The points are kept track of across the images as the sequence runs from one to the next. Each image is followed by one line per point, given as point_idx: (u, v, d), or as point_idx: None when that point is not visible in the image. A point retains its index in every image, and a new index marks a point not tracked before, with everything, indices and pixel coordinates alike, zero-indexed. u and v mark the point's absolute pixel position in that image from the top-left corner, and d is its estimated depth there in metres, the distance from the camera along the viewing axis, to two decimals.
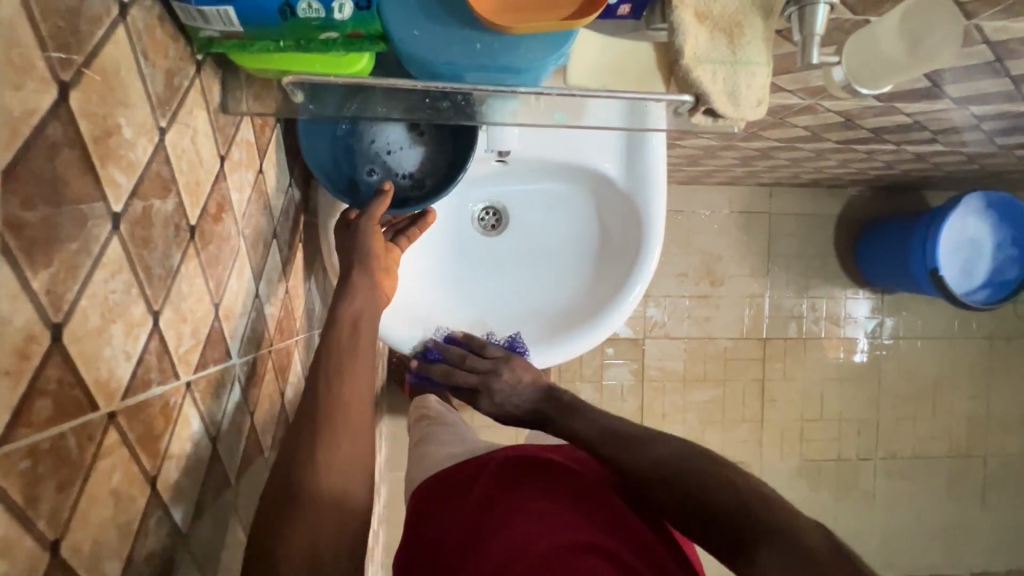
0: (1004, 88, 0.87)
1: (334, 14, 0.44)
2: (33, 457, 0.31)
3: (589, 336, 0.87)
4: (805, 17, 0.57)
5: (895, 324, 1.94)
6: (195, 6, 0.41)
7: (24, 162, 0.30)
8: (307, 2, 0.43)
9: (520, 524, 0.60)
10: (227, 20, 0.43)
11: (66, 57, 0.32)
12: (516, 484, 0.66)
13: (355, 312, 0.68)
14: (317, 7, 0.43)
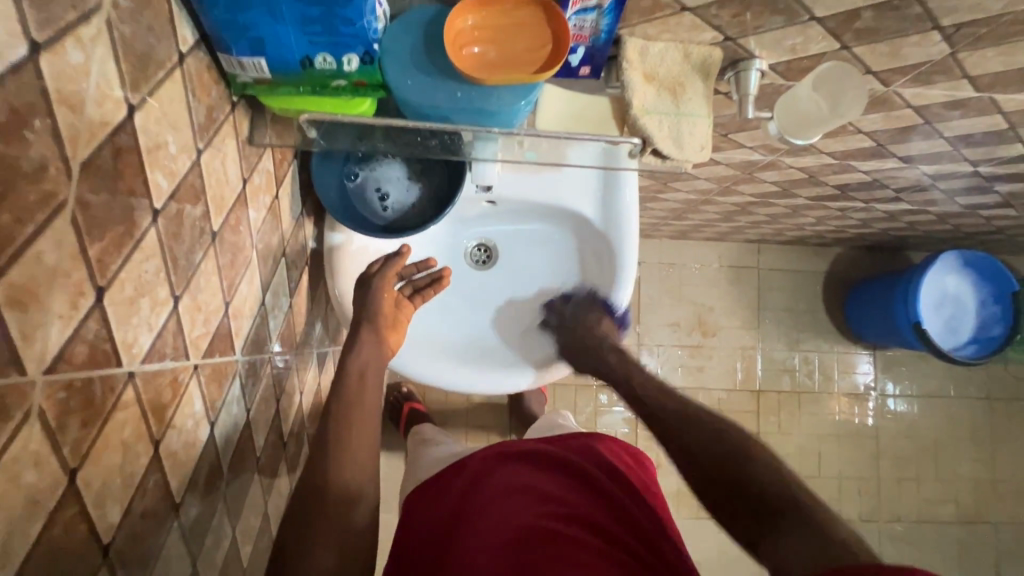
0: (943, 148, 0.97)
1: (344, 66, 0.56)
2: (67, 390, 0.38)
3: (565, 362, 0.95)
4: (740, 79, 0.68)
5: (896, 390, 1.94)
6: (237, 58, 0.53)
7: (96, 158, 0.39)
8: (323, 57, 0.55)
9: (500, 497, 0.63)
10: (260, 69, 0.54)
11: (137, 87, 0.43)
12: (498, 465, 0.70)
13: (361, 365, 0.79)
14: (331, 61, 0.55)
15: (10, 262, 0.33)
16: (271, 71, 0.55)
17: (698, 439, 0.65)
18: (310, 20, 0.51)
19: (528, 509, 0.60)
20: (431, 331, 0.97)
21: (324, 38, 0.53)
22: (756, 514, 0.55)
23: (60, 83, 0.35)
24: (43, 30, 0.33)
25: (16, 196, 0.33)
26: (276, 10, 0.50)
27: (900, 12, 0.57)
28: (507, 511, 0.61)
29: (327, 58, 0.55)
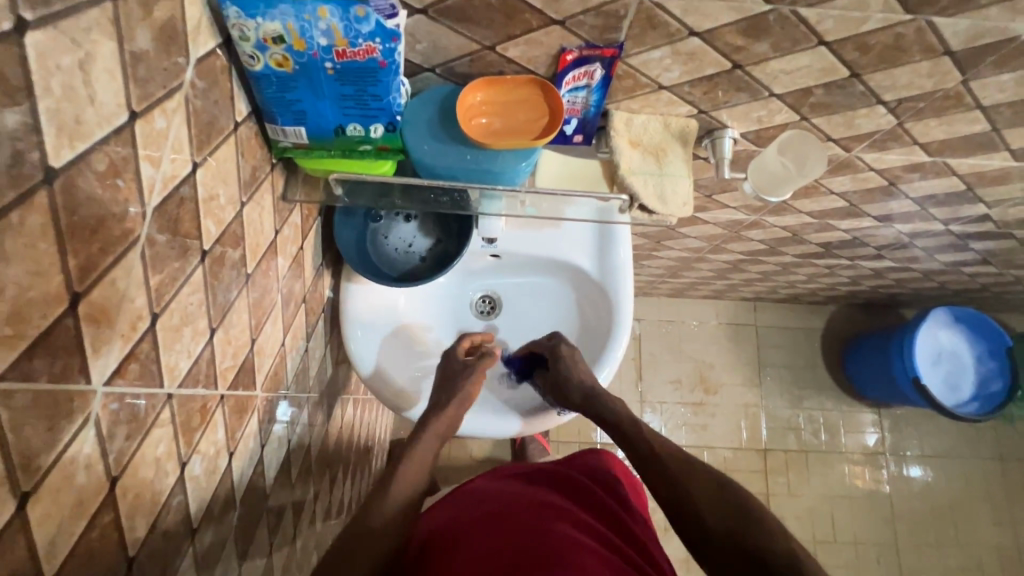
0: (912, 207, 1.05)
1: (371, 133, 0.66)
2: (119, 403, 0.43)
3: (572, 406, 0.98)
4: (716, 145, 0.78)
5: (918, 450, 1.91)
6: (281, 126, 0.62)
7: (165, 204, 0.47)
8: (354, 126, 0.65)
9: (512, 497, 0.72)
10: (299, 135, 0.64)
11: (201, 149, 0.52)
12: (507, 478, 0.80)
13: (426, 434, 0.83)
14: (360, 129, 0.66)
15: (92, 285, 0.39)
16: (308, 137, 0.65)
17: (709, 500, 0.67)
18: (345, 97, 0.61)
19: (541, 504, 0.69)
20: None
21: (356, 111, 0.63)
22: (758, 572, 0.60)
23: (146, 144, 0.44)
24: (139, 103, 0.42)
25: (104, 230, 0.40)
26: (318, 91, 0.60)
27: (846, 90, 0.67)
28: (526, 509, 0.68)
29: (357, 126, 0.65)
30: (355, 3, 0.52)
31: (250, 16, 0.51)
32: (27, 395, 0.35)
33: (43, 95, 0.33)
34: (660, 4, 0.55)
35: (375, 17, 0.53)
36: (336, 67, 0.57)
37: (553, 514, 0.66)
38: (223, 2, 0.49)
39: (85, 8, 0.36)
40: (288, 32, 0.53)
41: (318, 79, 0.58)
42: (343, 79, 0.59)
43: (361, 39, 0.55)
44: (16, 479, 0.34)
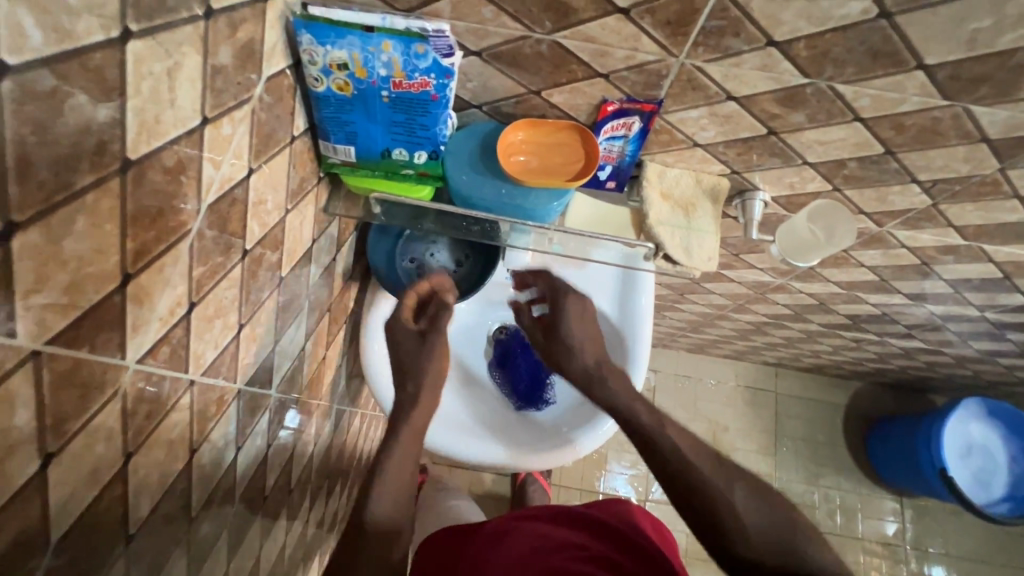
0: (946, 290, 1.03)
1: (415, 159, 0.70)
2: (146, 381, 0.46)
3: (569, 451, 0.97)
4: (746, 207, 0.79)
5: (937, 547, 1.79)
6: (333, 144, 0.67)
7: (218, 203, 0.51)
8: (399, 151, 0.69)
9: (526, 540, 0.71)
10: (349, 154, 0.68)
11: (258, 157, 0.56)
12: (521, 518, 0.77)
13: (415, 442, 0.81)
14: (405, 154, 0.69)
15: (142, 268, 0.42)
16: (357, 156, 0.69)
17: (759, 527, 0.61)
18: (396, 124, 0.65)
19: (558, 553, 0.68)
20: (467, 404, 1.02)
21: (404, 137, 0.67)
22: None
23: (212, 147, 0.48)
24: (211, 110, 0.46)
25: (162, 220, 0.43)
26: (371, 115, 0.64)
27: (880, 166, 0.68)
28: (541, 551, 0.68)
29: (403, 151, 0.69)
30: (417, 41, 0.56)
31: (320, 44, 0.56)
32: (69, 360, 0.37)
33: (131, 95, 0.37)
34: (701, 68, 0.57)
35: (433, 54, 0.57)
36: (391, 95, 0.62)
37: (570, 565, 0.65)
38: (299, 29, 0.54)
39: (180, 24, 0.40)
40: (352, 60, 0.57)
41: (374, 104, 0.62)
42: (396, 106, 0.63)
43: (417, 73, 0.59)
44: (46, 438, 0.36)
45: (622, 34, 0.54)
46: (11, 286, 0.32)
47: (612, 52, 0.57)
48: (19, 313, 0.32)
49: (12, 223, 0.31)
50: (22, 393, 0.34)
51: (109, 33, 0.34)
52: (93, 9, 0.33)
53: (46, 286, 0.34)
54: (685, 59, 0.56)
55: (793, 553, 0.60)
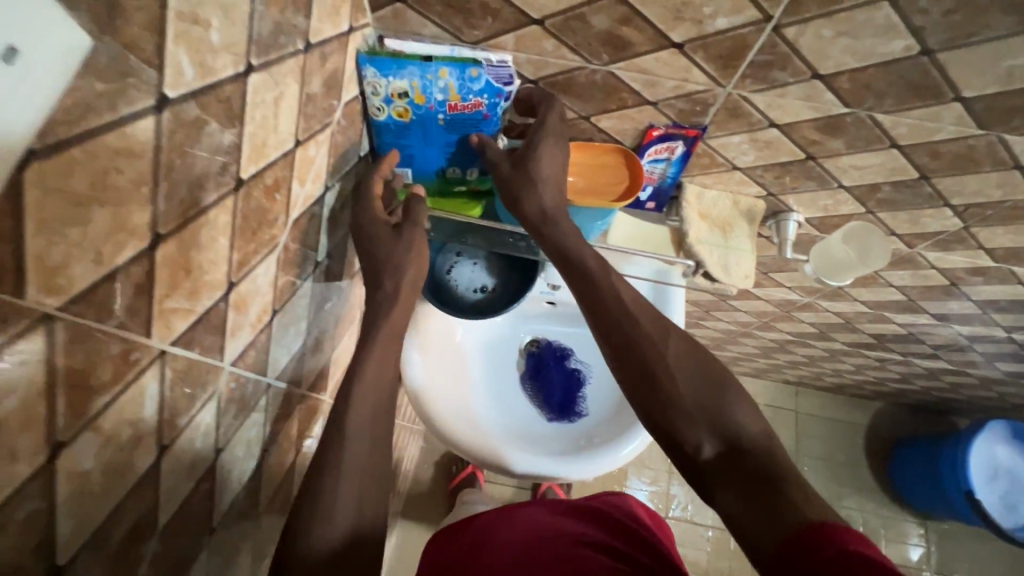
0: (973, 310, 1.05)
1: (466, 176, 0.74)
2: (237, 382, 0.49)
3: (558, 459, 0.97)
4: (781, 227, 0.82)
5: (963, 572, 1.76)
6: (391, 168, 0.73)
7: (300, 218, 0.55)
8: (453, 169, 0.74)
9: (526, 527, 0.74)
10: (405, 175, 0.74)
11: (332, 176, 0.60)
12: (522, 507, 0.80)
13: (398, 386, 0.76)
14: (458, 172, 0.74)
15: (243, 277, 0.46)
16: (414, 177, 0.75)
17: (693, 388, 0.53)
18: (450, 145, 0.69)
19: (561, 538, 0.69)
20: (465, 366, 1.05)
21: (457, 154, 0.71)
22: (759, 520, 0.44)
23: (300, 167, 0.52)
24: (302, 134, 0.50)
25: (260, 234, 0.47)
26: (428, 136, 0.68)
27: (914, 190, 0.71)
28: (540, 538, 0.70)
29: (456, 169, 0.74)
30: (470, 66, 0.59)
31: (383, 76, 0.60)
32: (185, 360, 0.41)
33: (248, 121, 0.42)
34: (746, 98, 0.61)
35: (485, 76, 0.60)
36: (447, 118, 0.64)
37: (571, 549, 0.66)
38: (364, 64, 0.59)
39: (287, 58, 0.45)
40: (411, 88, 0.61)
41: (431, 128, 0.66)
42: (451, 128, 0.66)
43: (470, 96, 0.62)
44: (162, 430, 0.40)
45: (674, 66, 0.58)
46: (153, 291, 0.35)
47: (663, 82, 0.61)
48: (155, 317, 0.36)
49: (158, 236, 0.35)
50: (151, 388, 0.38)
51: (238, 67, 0.38)
52: (229, 47, 0.37)
53: (175, 292, 0.38)
54: (732, 89, 0.60)
55: (718, 412, 0.51)
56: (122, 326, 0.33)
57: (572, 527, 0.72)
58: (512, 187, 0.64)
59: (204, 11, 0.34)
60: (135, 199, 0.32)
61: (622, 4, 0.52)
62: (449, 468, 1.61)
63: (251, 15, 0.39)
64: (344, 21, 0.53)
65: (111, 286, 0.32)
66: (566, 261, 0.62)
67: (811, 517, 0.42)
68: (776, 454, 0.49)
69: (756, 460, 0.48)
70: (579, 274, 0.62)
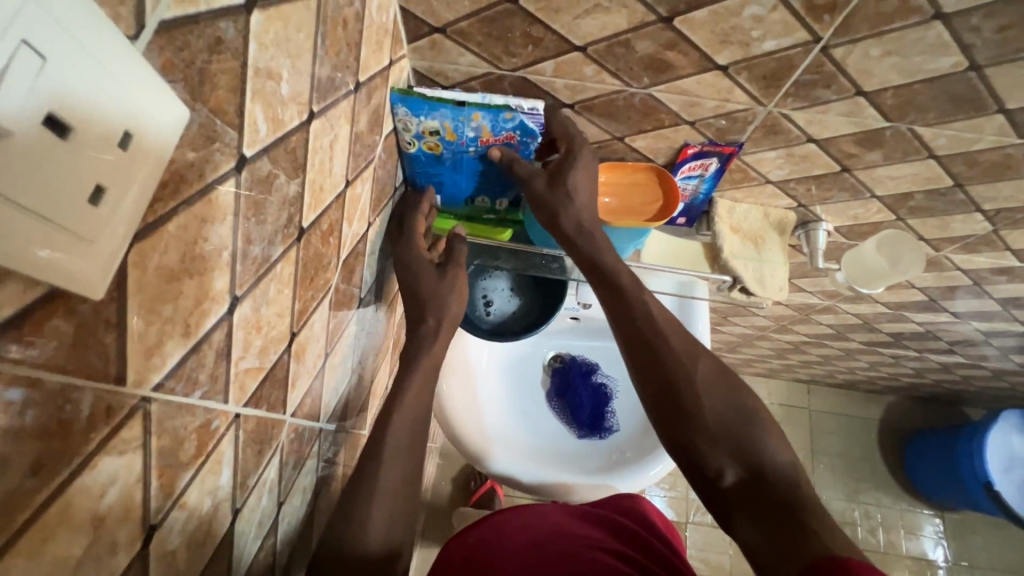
0: (993, 307, 1.05)
1: (496, 204, 0.74)
2: (295, 432, 0.48)
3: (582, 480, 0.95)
4: (810, 237, 0.82)
5: (981, 561, 1.77)
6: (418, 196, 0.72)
7: (348, 257, 0.53)
8: (482, 198, 0.73)
9: (540, 531, 0.72)
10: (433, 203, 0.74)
11: (374, 210, 0.59)
12: (533, 506, 0.79)
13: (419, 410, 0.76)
14: (487, 202, 0.73)
15: (302, 325, 0.45)
16: (442, 203, 0.74)
17: (718, 407, 0.50)
18: (479, 175, 0.68)
19: (571, 539, 0.68)
20: (487, 381, 1.02)
21: (486, 186, 0.71)
22: (779, 551, 0.40)
23: (349, 208, 0.51)
24: (351, 175, 0.49)
25: (316, 280, 0.46)
26: (457, 168, 0.68)
27: (947, 197, 0.71)
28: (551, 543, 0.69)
29: (485, 198, 0.73)
30: (504, 110, 0.59)
31: (415, 115, 0.60)
32: (254, 419, 0.39)
33: (309, 169, 0.41)
34: (787, 115, 0.61)
35: (518, 118, 0.60)
36: (478, 151, 0.64)
37: (583, 549, 0.65)
38: (396, 103, 0.58)
39: (340, 99, 0.44)
40: (443, 126, 0.61)
41: (460, 162, 0.66)
42: (481, 159, 0.66)
43: (502, 133, 0.62)
44: (235, 494, 0.38)
45: (716, 87, 0.58)
46: (231, 355, 0.34)
47: (703, 102, 0.60)
48: (233, 381, 0.35)
49: (236, 298, 0.33)
50: (227, 453, 0.36)
51: (302, 116, 0.38)
52: (296, 98, 0.36)
53: (248, 353, 0.36)
54: (773, 107, 0.60)
55: (745, 436, 0.48)
56: (204, 397, 0.32)
57: (585, 532, 0.71)
58: (548, 208, 0.61)
59: (276, 64, 0.33)
60: (217, 264, 0.31)
61: (669, 30, 0.52)
62: (468, 485, 1.59)
63: (314, 62, 0.38)
64: (385, 55, 0.53)
65: (196, 357, 0.30)
66: (591, 270, 0.60)
67: (835, 550, 0.38)
68: (802, 486, 0.46)
69: (781, 491, 0.45)
70: (601, 283, 0.59)
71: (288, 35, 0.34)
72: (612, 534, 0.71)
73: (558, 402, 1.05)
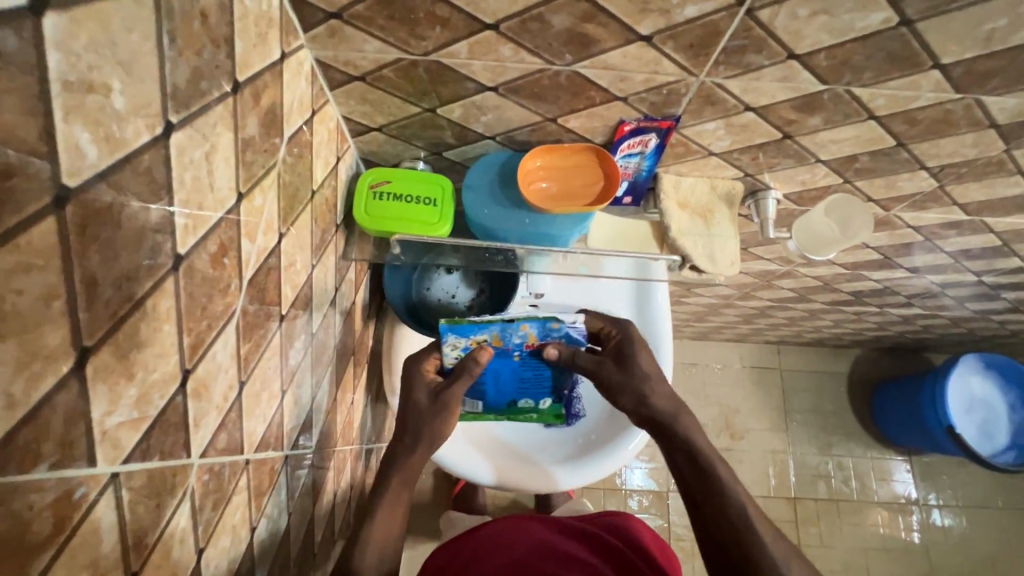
0: (946, 261, 1.06)
1: (540, 405, 0.77)
2: (210, 473, 0.44)
3: (588, 469, 0.95)
4: (760, 207, 0.80)
5: (948, 500, 1.84)
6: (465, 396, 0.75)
7: (258, 275, 0.49)
8: (526, 401, 0.77)
9: (528, 548, 0.71)
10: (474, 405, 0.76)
11: (287, 220, 0.54)
12: (517, 520, 0.78)
13: None
14: (530, 403, 0.77)
15: (198, 361, 0.40)
16: (483, 406, 0.76)
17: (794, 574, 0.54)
18: (523, 379, 0.74)
19: (562, 562, 0.67)
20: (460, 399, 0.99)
21: (528, 390, 0.75)
22: None
23: (249, 221, 0.46)
24: (245, 188, 0.45)
25: (211, 307, 0.42)
26: (500, 377, 0.74)
27: (891, 157, 0.69)
28: (540, 565, 0.67)
29: (528, 401, 0.77)
30: (551, 321, 0.70)
31: (463, 337, 0.69)
32: (144, 474, 0.35)
33: (178, 187, 0.36)
34: (720, 84, 0.58)
35: (564, 322, 0.70)
36: (522, 354, 0.71)
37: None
38: (446, 331, 0.69)
39: (213, 104, 0.39)
40: (491, 337, 0.70)
41: (504, 364, 0.72)
42: (525, 363, 0.72)
43: (549, 338, 0.71)
44: (130, 558, 0.35)
45: (643, 59, 0.54)
46: (90, 414, 0.30)
47: (632, 77, 0.57)
48: (99, 440, 0.31)
49: (85, 349, 0.29)
50: (107, 519, 0.32)
51: (153, 130, 0.33)
52: (139, 110, 0.31)
53: (118, 406, 0.32)
54: (705, 77, 0.56)
55: None
56: (56, 467, 0.28)
57: (569, 549, 0.71)
58: (634, 390, 0.67)
59: (99, 74, 0.28)
60: (48, 318, 0.26)
61: (583, 0, 0.47)
62: (448, 477, 1.57)
63: (161, 64, 0.33)
64: (274, 47, 0.47)
65: (30, 429, 0.26)
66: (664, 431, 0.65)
67: None
68: None
69: None
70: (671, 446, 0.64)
71: (113, 38, 0.29)
72: (602, 560, 0.71)
73: None
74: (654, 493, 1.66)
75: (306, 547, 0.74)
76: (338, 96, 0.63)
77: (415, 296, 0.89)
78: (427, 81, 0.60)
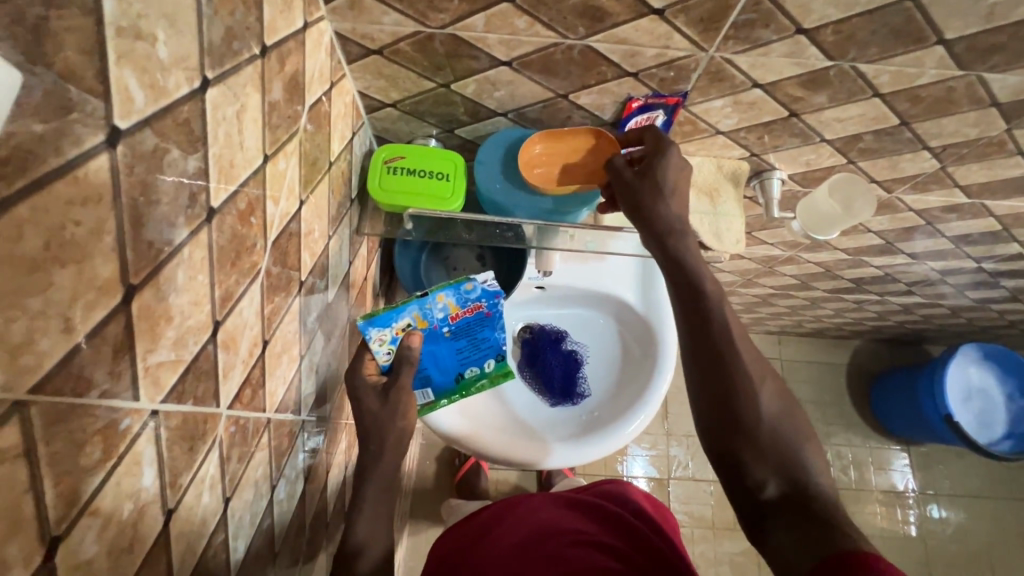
0: (946, 246, 1.08)
1: (486, 368, 0.78)
2: (236, 425, 0.46)
3: (580, 450, 0.95)
4: (765, 187, 0.82)
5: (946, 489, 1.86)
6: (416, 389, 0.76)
7: (280, 238, 0.51)
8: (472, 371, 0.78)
9: (530, 524, 0.73)
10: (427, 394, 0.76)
11: (307, 188, 0.56)
12: (520, 499, 0.80)
13: None
14: (477, 369, 0.78)
15: (227, 313, 0.42)
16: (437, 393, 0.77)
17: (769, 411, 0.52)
18: (462, 348, 0.76)
19: (558, 537, 0.69)
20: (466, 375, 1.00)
21: (470, 358, 0.77)
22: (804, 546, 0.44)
23: (273, 184, 0.48)
24: (270, 150, 0.46)
25: (240, 262, 0.43)
26: (439, 355, 0.75)
27: (894, 137, 0.71)
28: (542, 540, 0.69)
29: (473, 368, 0.78)
30: (463, 284, 0.73)
31: (385, 327, 0.70)
32: (180, 415, 0.37)
33: (212, 142, 0.37)
34: (730, 60, 0.59)
35: (476, 281, 0.74)
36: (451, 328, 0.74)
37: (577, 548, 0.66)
38: (365, 327, 0.69)
39: (243, 65, 0.40)
40: (413, 319, 0.71)
41: (439, 340, 0.74)
42: (457, 334, 0.74)
43: (468, 304, 0.74)
44: (166, 495, 0.37)
45: (655, 33, 0.55)
46: (135, 350, 0.32)
47: (643, 51, 0.58)
48: (142, 376, 0.32)
49: (131, 287, 0.31)
50: (148, 453, 0.34)
51: (192, 83, 0.34)
52: (179, 62, 0.33)
53: (158, 346, 0.34)
54: (714, 52, 0.58)
55: (790, 449, 0.51)
56: (104, 396, 0.30)
57: (569, 522, 0.73)
58: (636, 196, 0.62)
59: (147, 23, 0.29)
60: (99, 251, 0.28)
61: None
62: (453, 462, 1.59)
63: (199, 20, 0.34)
64: (298, 16, 0.49)
65: (83, 357, 0.28)
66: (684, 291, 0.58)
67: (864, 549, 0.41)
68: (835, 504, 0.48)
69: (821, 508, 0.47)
70: (702, 348, 0.55)
71: None
72: (602, 526, 0.72)
73: (531, 372, 1.03)
74: (655, 480, 1.68)
75: (319, 515, 0.76)
76: (354, 70, 0.64)
77: (423, 273, 0.92)
78: (442, 55, 0.61)
